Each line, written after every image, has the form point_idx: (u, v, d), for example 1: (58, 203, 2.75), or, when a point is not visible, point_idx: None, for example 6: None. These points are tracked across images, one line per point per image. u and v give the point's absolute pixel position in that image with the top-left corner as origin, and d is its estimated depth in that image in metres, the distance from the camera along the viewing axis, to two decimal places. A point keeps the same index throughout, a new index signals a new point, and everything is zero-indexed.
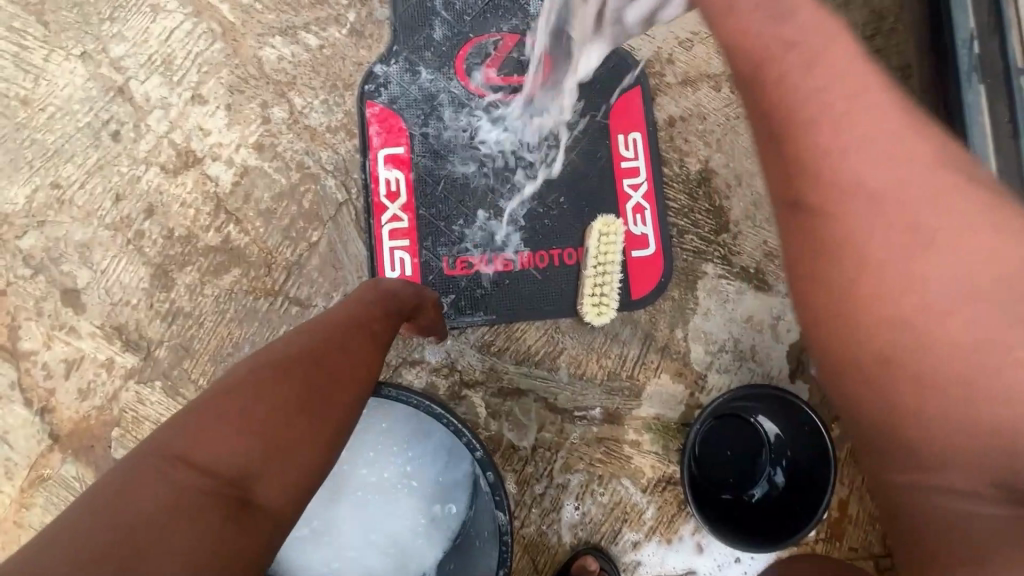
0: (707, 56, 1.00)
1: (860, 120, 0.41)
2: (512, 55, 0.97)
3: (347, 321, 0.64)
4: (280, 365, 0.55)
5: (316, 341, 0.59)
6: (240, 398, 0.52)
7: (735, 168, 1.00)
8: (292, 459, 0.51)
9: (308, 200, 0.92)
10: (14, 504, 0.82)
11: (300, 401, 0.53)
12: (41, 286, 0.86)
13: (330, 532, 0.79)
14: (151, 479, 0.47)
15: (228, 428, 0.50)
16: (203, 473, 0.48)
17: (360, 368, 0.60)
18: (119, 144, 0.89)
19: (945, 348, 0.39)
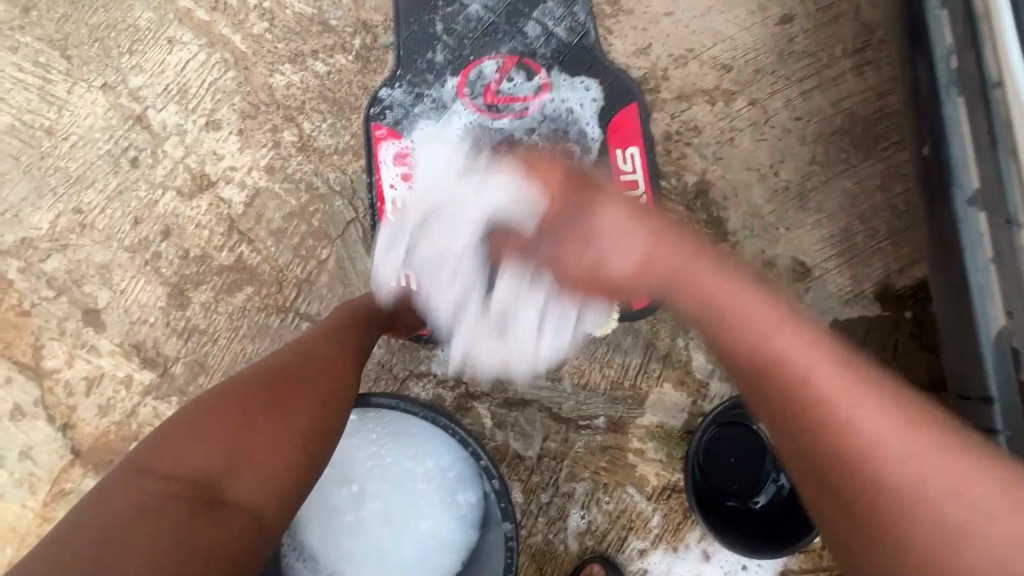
0: (701, 73, 1.05)
1: (724, 298, 0.55)
2: (503, 88, 1.01)
3: (317, 341, 0.72)
4: (249, 381, 0.63)
5: (285, 360, 0.67)
6: (207, 413, 0.58)
7: (731, 181, 1.03)
8: (260, 460, 0.56)
9: (317, 219, 0.95)
10: (37, 518, 0.85)
11: (270, 405, 0.60)
12: (63, 307, 0.90)
13: (340, 531, 0.82)
14: (126, 486, 0.52)
15: (198, 439, 0.56)
16: (174, 479, 0.53)
17: (327, 377, 0.67)
18: (138, 170, 0.94)
19: (851, 468, 0.45)
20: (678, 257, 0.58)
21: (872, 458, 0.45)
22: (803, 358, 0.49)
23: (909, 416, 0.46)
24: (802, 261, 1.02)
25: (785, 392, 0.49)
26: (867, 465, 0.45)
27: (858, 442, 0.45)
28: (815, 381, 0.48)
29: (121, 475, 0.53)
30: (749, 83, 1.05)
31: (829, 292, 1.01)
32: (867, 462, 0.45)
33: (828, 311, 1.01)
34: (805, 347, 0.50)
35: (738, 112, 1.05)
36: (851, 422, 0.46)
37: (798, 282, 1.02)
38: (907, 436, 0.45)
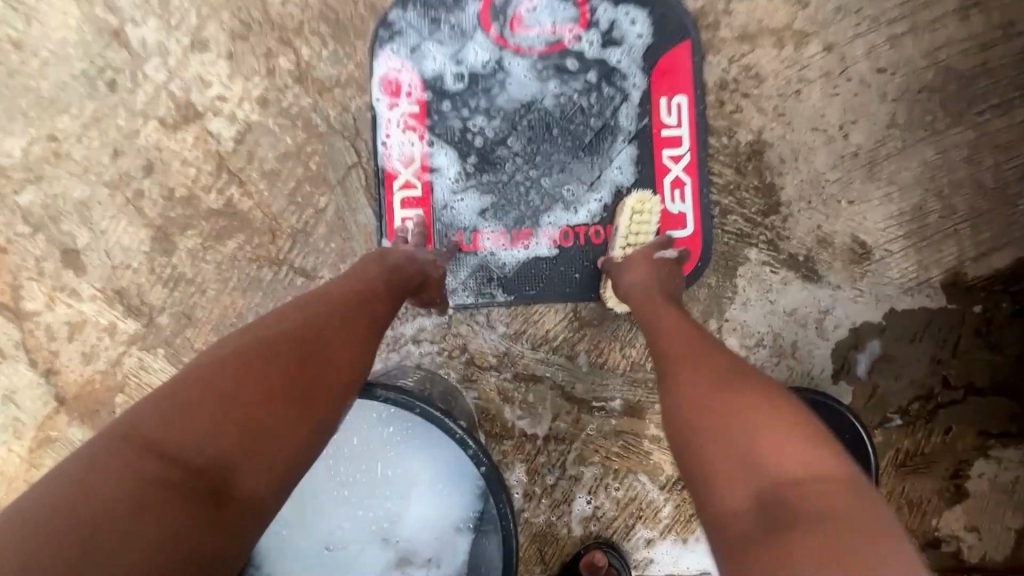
0: (769, 9, 0.88)
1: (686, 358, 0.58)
2: (529, 15, 0.86)
3: (343, 302, 0.61)
4: (265, 350, 0.52)
5: (305, 325, 0.56)
6: (211, 387, 0.48)
7: (792, 141, 0.89)
8: (269, 456, 0.47)
9: (315, 162, 0.84)
10: (24, 464, 0.82)
11: (277, 382, 0.50)
12: (41, 245, 0.82)
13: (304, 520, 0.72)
14: (117, 466, 0.42)
15: (200, 418, 0.46)
16: (170, 463, 0.44)
17: (351, 357, 0.56)
18: (116, 95, 0.83)
19: (740, 502, 0.45)
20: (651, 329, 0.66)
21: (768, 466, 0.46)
22: (698, 371, 0.55)
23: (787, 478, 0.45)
24: (862, 240, 0.89)
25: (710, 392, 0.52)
26: (760, 469, 0.46)
27: (729, 430, 0.49)
28: (719, 411, 0.50)
29: (112, 449, 0.43)
30: (826, 23, 0.88)
31: (888, 279, 0.89)
32: (756, 465, 0.46)
33: (885, 300, 0.89)
34: (716, 357, 0.57)
35: (809, 59, 0.89)
36: (739, 436, 0.48)
37: (855, 264, 0.89)
38: (789, 423, 0.48)
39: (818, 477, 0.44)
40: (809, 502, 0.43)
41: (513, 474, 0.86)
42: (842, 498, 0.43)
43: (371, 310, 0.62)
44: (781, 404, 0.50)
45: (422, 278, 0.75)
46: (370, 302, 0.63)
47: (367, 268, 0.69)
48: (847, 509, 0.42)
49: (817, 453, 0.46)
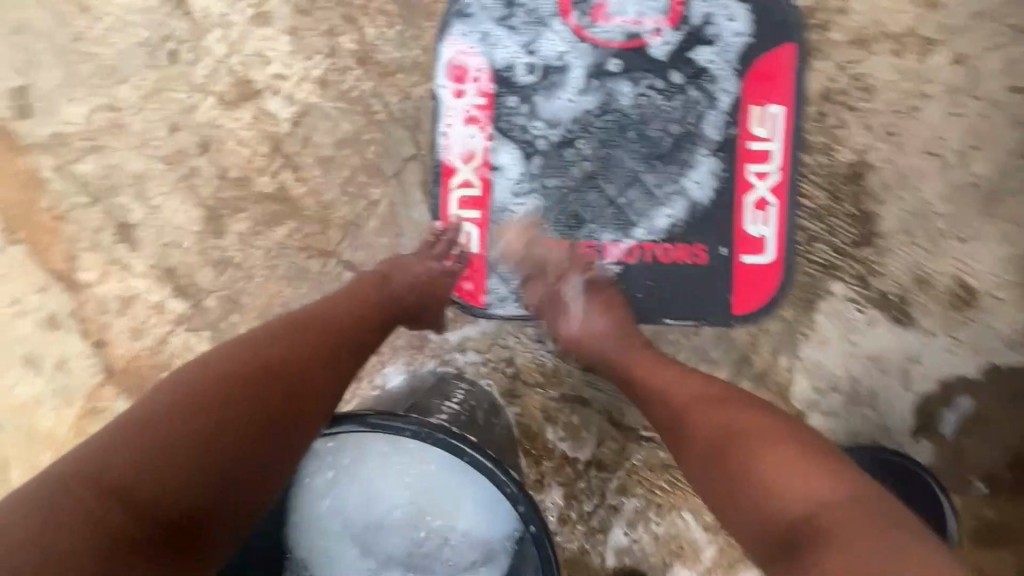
0: (892, 10, 0.77)
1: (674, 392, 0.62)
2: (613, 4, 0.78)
3: (330, 313, 0.59)
4: (242, 361, 0.50)
5: (283, 335, 0.54)
6: (186, 399, 0.46)
7: (900, 165, 0.78)
8: (241, 472, 0.45)
9: (372, 151, 0.80)
10: (72, 430, 0.83)
11: (261, 397, 0.48)
12: (97, 216, 0.82)
13: (326, 521, 0.60)
14: (84, 485, 0.40)
15: (169, 430, 0.43)
16: (137, 480, 0.41)
17: (330, 370, 0.54)
18: (176, 67, 0.80)
19: (775, 535, 0.47)
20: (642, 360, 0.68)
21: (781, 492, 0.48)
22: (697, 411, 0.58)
23: (803, 494, 0.47)
24: (968, 283, 0.78)
25: (713, 431, 0.56)
26: (774, 508, 0.48)
27: (744, 469, 0.51)
28: (728, 454, 0.53)
29: (78, 467, 0.41)
30: (958, 30, 0.77)
31: (993, 330, 0.79)
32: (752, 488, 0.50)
33: (985, 352, 0.79)
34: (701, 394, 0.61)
35: (932, 71, 0.77)
36: (751, 473, 0.51)
37: (955, 310, 0.79)
38: (783, 448, 0.51)
39: (828, 486, 0.47)
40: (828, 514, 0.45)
41: (549, 496, 0.82)
42: (832, 506, 0.46)
43: (360, 323, 0.61)
44: (771, 427, 0.54)
45: (426, 295, 0.73)
46: (361, 314, 0.62)
47: (371, 283, 0.67)
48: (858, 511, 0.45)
49: (824, 466, 0.49)
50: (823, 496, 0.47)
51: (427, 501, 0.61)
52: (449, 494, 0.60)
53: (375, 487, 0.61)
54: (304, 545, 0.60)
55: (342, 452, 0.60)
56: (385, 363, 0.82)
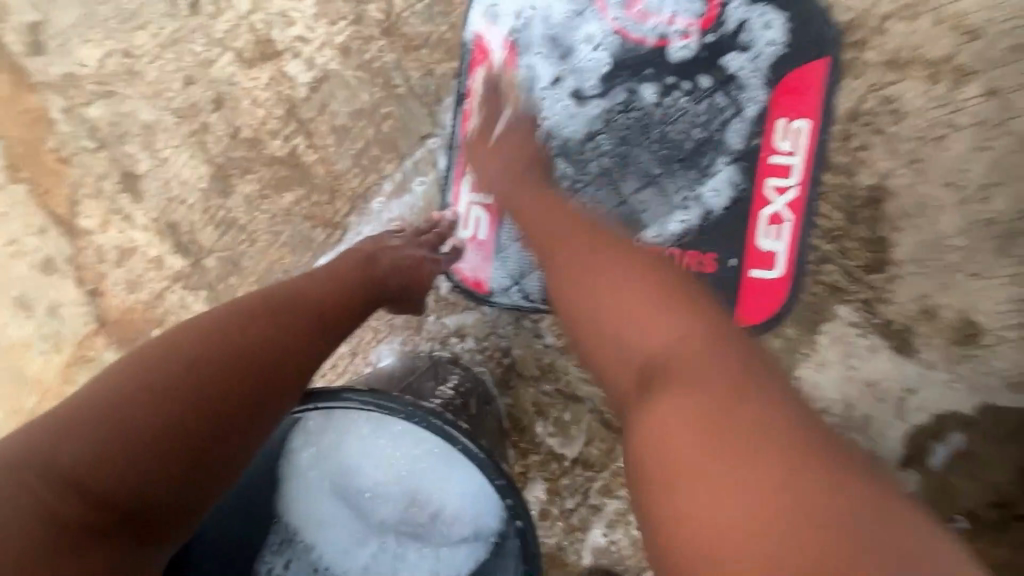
0: (931, 34, 0.76)
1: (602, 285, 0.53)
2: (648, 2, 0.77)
3: (311, 296, 0.55)
4: (211, 347, 0.47)
5: (256, 319, 0.50)
6: (168, 363, 0.45)
7: (920, 194, 0.77)
8: (201, 463, 0.43)
9: (388, 125, 0.79)
10: (58, 376, 0.83)
11: (236, 357, 0.47)
12: (103, 163, 0.80)
13: (316, 489, 0.61)
14: (36, 471, 0.40)
15: (122, 420, 0.42)
16: (110, 438, 0.41)
17: (301, 359, 0.50)
18: (197, 18, 0.78)
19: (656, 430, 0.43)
20: (579, 247, 0.57)
21: (713, 405, 0.41)
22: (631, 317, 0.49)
23: (722, 425, 0.40)
24: (975, 319, 0.78)
25: (629, 313, 0.50)
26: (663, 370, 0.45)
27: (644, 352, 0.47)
28: (638, 333, 0.48)
29: (33, 455, 0.40)
30: (996, 63, 0.75)
31: (995, 369, 0.77)
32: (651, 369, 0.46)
33: (982, 391, 0.78)
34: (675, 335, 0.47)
35: (964, 101, 0.76)
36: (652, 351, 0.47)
37: (958, 345, 0.78)
38: (693, 351, 0.45)
39: (775, 441, 0.38)
40: (764, 461, 0.37)
41: (532, 490, 0.81)
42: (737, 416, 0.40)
43: (339, 309, 0.57)
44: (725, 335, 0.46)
45: (409, 278, 0.68)
46: (342, 298, 0.58)
47: (353, 263, 0.63)
48: (809, 476, 0.36)
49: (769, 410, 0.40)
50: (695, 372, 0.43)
51: (417, 478, 0.60)
52: (437, 473, 0.59)
53: (362, 462, 0.60)
54: (297, 514, 0.61)
55: (324, 428, 0.59)
56: (380, 341, 0.81)
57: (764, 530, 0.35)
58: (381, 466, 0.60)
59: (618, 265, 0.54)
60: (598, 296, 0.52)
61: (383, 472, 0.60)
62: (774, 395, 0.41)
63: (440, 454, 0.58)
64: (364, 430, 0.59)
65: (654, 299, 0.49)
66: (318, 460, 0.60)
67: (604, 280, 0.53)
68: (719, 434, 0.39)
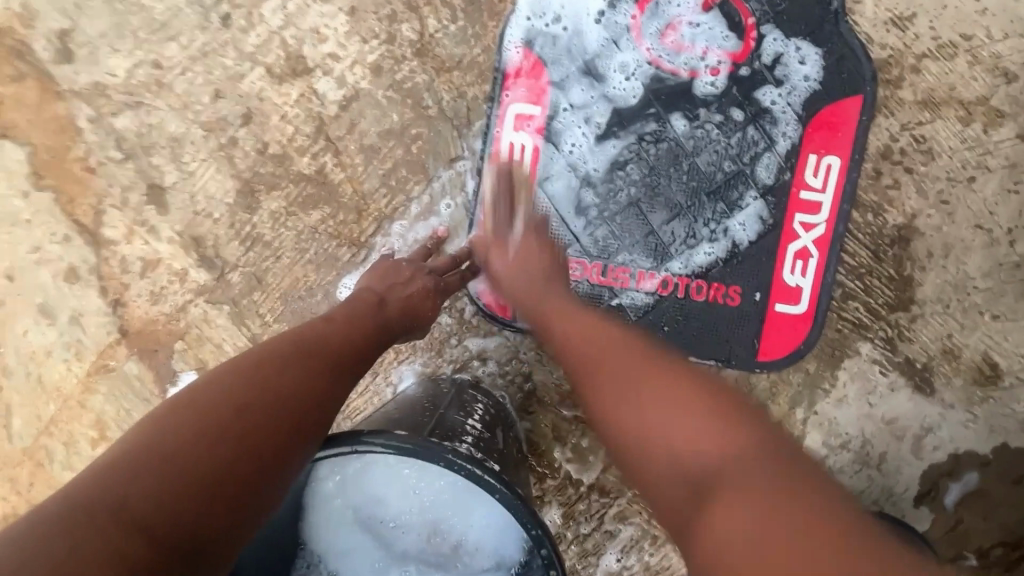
0: (966, 76, 0.75)
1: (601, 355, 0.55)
2: (683, 33, 0.76)
3: (331, 341, 0.56)
4: (246, 395, 0.47)
5: (284, 364, 0.51)
6: (222, 398, 0.47)
7: (947, 235, 0.77)
8: (246, 505, 0.44)
9: (417, 147, 0.78)
10: (79, 385, 0.83)
11: (284, 390, 0.49)
12: (129, 174, 0.80)
13: (339, 519, 0.60)
14: (112, 495, 0.40)
15: (175, 468, 0.42)
16: (179, 466, 0.42)
17: (333, 392, 0.53)
18: (228, 31, 0.78)
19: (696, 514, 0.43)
20: (568, 324, 0.60)
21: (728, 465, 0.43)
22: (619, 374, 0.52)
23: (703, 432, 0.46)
24: (995, 361, 0.78)
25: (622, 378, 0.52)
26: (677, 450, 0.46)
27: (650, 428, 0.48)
28: (635, 416, 0.49)
29: (88, 504, 0.39)
30: None
31: (1013, 412, 0.78)
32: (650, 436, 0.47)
33: (1000, 432, 0.78)
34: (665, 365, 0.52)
35: (996, 144, 0.76)
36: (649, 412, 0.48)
37: (977, 386, 0.78)
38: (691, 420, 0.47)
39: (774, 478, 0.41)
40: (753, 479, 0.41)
41: (547, 513, 0.82)
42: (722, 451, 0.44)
43: (359, 351, 0.58)
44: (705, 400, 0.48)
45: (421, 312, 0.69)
46: (362, 341, 0.59)
47: (375, 302, 0.65)
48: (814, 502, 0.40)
49: (753, 431, 0.45)
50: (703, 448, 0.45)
51: (441, 510, 0.60)
52: (462, 505, 0.59)
53: (386, 492, 0.60)
54: (321, 541, 0.61)
55: (348, 460, 0.58)
56: (401, 361, 0.81)
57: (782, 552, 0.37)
58: (406, 498, 0.60)
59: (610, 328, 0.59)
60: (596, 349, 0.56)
61: (408, 502, 0.60)
62: (766, 431, 0.46)
63: (464, 488, 0.58)
64: (387, 465, 0.58)
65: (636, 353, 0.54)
66: (341, 491, 0.60)
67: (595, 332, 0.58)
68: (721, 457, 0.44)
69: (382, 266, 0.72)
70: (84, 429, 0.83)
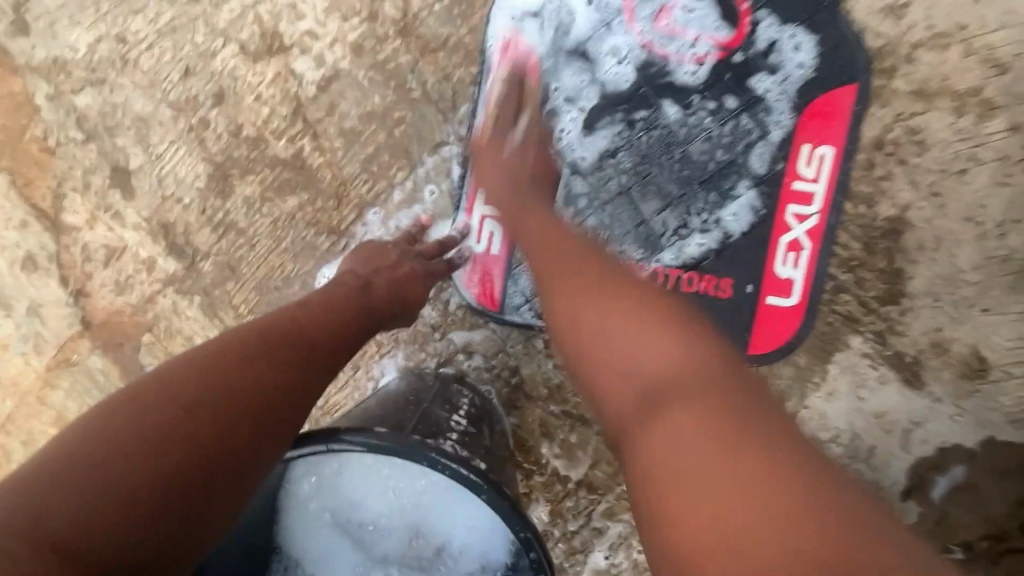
0: (959, 66, 0.74)
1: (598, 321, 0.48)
2: (675, 18, 0.74)
3: (309, 329, 0.52)
4: (206, 386, 0.43)
5: (252, 352, 0.47)
6: (183, 386, 0.43)
7: (938, 228, 0.76)
8: (213, 499, 0.41)
9: (401, 131, 0.75)
10: (39, 380, 0.78)
11: (255, 378, 0.45)
12: (91, 156, 0.75)
13: (317, 521, 0.58)
14: (63, 493, 0.37)
15: (111, 475, 0.38)
16: (133, 459, 0.39)
17: (308, 380, 0.49)
18: (198, 5, 0.73)
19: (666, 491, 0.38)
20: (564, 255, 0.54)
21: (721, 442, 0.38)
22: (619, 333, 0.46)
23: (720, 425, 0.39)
24: (983, 355, 0.77)
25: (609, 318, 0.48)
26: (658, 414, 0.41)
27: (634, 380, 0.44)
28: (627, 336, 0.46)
29: (34, 506, 0.36)
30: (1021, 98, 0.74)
31: (1000, 406, 0.77)
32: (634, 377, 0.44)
33: (987, 426, 0.78)
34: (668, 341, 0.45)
35: (988, 136, 0.75)
36: (626, 343, 0.46)
37: (965, 380, 0.78)
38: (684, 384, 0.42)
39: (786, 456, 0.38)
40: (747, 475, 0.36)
41: (534, 510, 0.80)
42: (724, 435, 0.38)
43: (337, 338, 0.54)
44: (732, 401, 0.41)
45: (405, 299, 0.65)
46: (340, 329, 0.55)
47: (357, 286, 0.61)
48: (816, 490, 0.36)
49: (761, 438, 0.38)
50: (684, 418, 0.40)
51: (422, 512, 0.57)
52: (445, 506, 0.56)
53: (364, 492, 0.57)
54: (297, 545, 0.58)
55: (324, 460, 0.55)
56: (383, 355, 0.78)
57: (769, 539, 0.33)
58: (385, 499, 0.57)
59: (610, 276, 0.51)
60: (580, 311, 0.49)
61: (388, 503, 0.57)
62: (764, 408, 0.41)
63: (448, 488, 0.55)
64: (366, 464, 0.55)
65: (634, 304, 0.48)
66: (317, 492, 0.57)
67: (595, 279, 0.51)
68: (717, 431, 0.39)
69: (371, 248, 0.69)
70: (45, 427, 0.78)
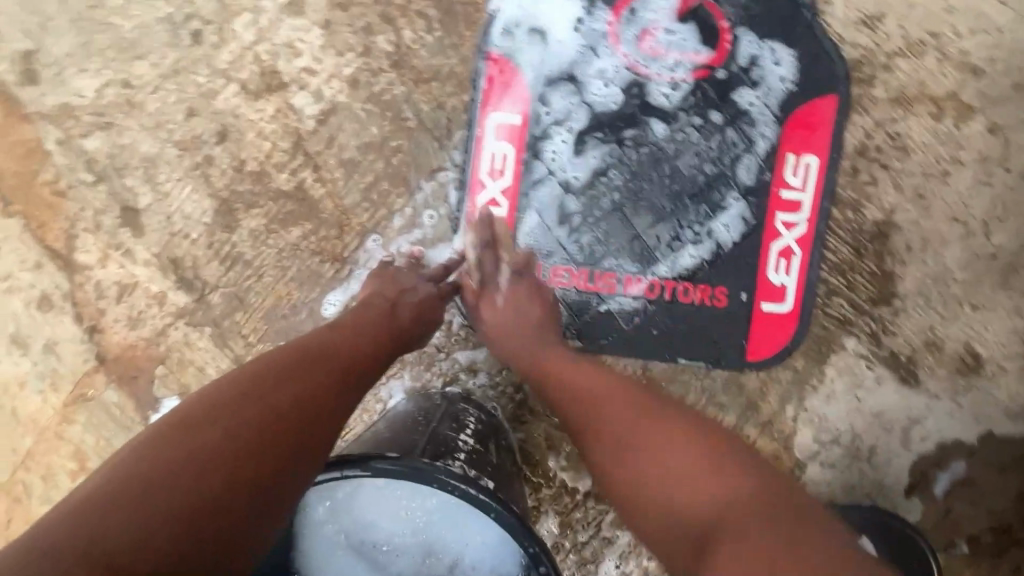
0: (936, 72, 0.77)
1: (586, 398, 0.59)
2: (657, 39, 0.77)
3: (338, 352, 0.55)
4: (244, 411, 0.46)
5: (281, 375, 0.50)
6: (226, 407, 0.46)
7: (924, 229, 0.78)
8: (252, 517, 0.43)
9: (398, 159, 0.77)
10: (57, 416, 0.80)
11: (292, 400, 0.49)
12: (101, 197, 0.78)
13: (331, 546, 0.59)
14: (114, 512, 0.39)
15: (159, 495, 0.40)
16: (177, 479, 0.41)
17: (339, 401, 0.52)
18: (199, 48, 0.76)
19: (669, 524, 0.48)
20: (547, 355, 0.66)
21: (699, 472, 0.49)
22: (613, 429, 0.55)
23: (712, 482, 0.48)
24: (976, 351, 0.79)
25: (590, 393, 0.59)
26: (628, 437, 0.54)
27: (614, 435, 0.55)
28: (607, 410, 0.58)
29: (88, 524, 0.38)
30: (998, 100, 0.76)
31: (995, 400, 0.79)
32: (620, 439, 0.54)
33: (983, 421, 0.79)
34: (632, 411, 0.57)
35: (967, 138, 0.77)
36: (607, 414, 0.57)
37: (960, 376, 0.79)
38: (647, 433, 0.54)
39: (777, 506, 0.45)
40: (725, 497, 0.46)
41: (544, 522, 0.81)
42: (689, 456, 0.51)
43: (365, 361, 0.57)
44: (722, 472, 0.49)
45: (425, 322, 0.67)
46: (368, 350, 0.58)
47: (377, 310, 0.64)
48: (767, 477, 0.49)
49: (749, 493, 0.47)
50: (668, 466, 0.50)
51: (434, 531, 0.59)
52: (455, 524, 0.58)
53: (377, 513, 0.59)
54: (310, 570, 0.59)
55: (338, 484, 0.58)
56: (391, 376, 0.81)
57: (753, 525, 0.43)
58: (396, 519, 0.59)
59: (612, 378, 0.60)
60: (583, 406, 0.58)
61: (400, 523, 0.59)
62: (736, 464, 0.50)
63: (458, 506, 0.57)
64: (378, 486, 0.58)
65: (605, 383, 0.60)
66: (332, 515, 0.59)
67: (593, 391, 0.59)
68: (710, 489, 0.48)
69: (389, 272, 0.71)
70: (63, 461, 0.80)
